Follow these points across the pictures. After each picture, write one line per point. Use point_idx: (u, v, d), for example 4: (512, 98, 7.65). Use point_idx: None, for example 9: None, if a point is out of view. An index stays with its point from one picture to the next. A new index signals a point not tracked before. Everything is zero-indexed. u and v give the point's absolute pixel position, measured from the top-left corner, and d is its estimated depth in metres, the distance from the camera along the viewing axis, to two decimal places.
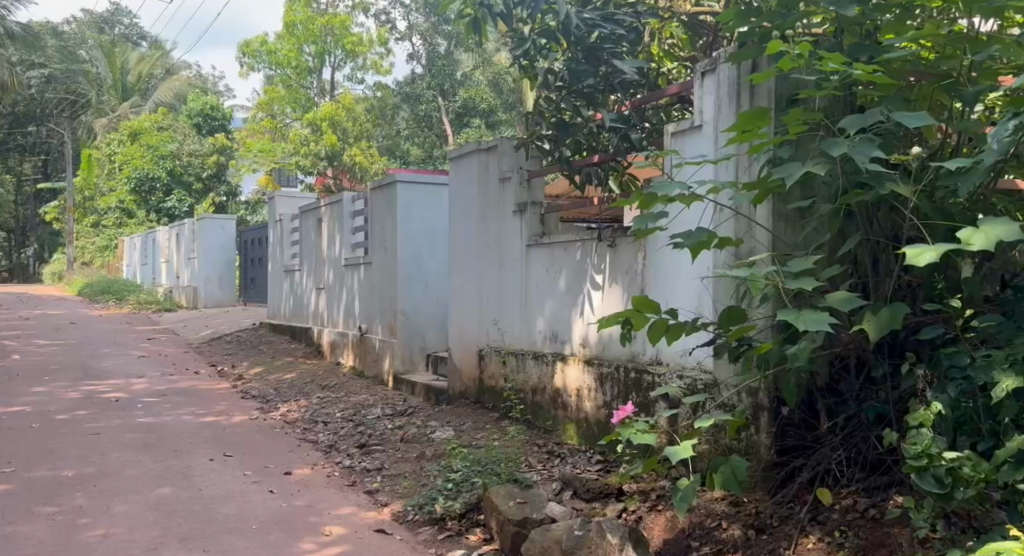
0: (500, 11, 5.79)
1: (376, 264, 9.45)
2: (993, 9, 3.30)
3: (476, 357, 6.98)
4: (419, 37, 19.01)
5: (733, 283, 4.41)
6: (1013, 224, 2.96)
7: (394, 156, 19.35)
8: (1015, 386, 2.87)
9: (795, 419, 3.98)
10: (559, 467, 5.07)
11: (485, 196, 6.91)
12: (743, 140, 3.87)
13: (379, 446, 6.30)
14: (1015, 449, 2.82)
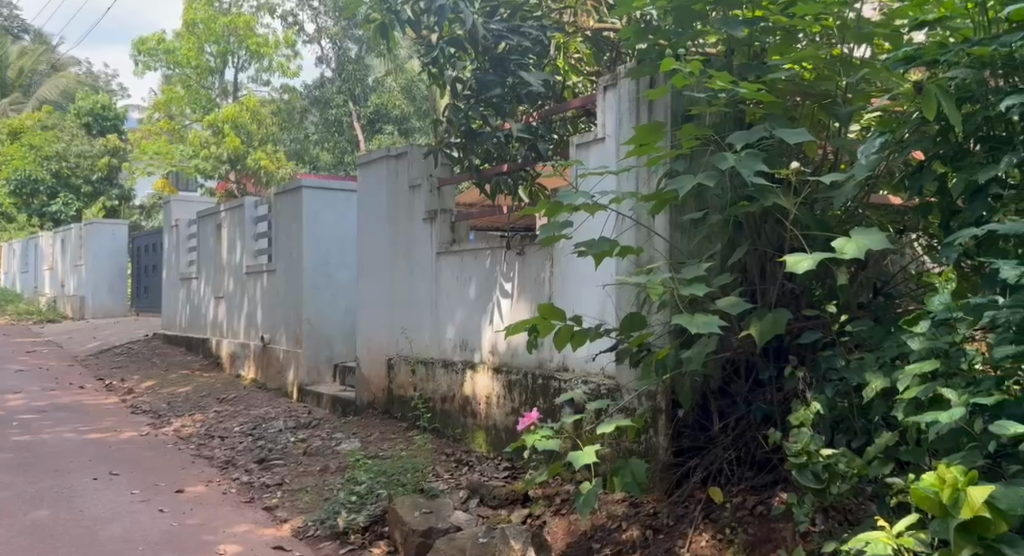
0: (409, 18, 5.83)
1: (280, 272, 9.31)
2: (861, 36, 3.61)
3: (385, 367, 6.97)
4: (328, 42, 17.97)
5: (635, 290, 4.55)
6: (881, 234, 3.19)
7: (302, 161, 18.76)
8: (883, 385, 3.10)
9: (691, 420, 4.17)
10: (467, 475, 5.13)
11: (395, 202, 6.92)
12: (641, 153, 4.03)
13: (280, 461, 6.23)
14: (884, 444, 3.07)
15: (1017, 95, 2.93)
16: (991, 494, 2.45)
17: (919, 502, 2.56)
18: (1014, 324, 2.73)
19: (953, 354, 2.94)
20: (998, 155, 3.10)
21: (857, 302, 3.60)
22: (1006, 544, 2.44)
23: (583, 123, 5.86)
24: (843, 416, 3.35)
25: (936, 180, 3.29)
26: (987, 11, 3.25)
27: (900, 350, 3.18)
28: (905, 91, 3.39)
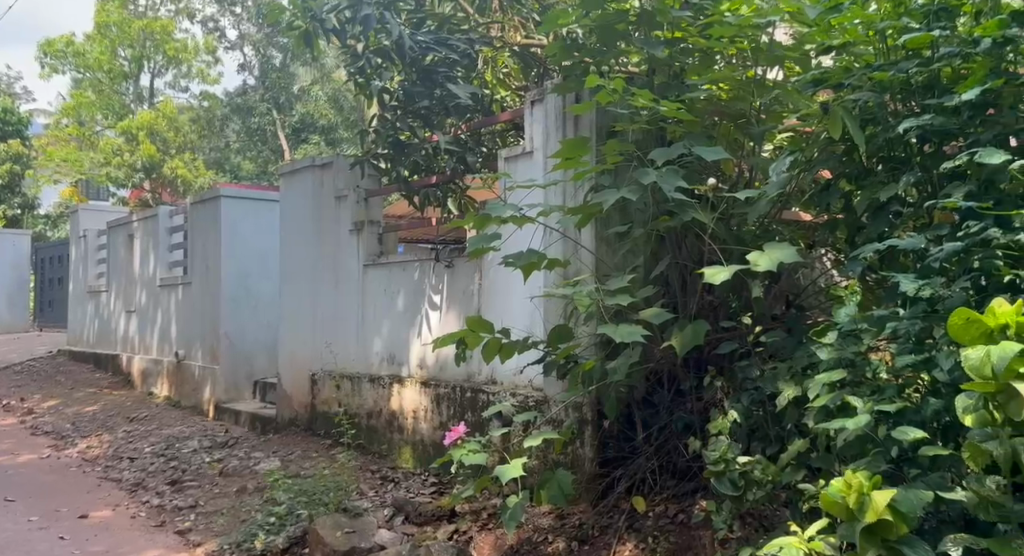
0: (334, 27, 5.68)
1: (198, 285, 9.11)
2: (773, 59, 3.78)
3: (309, 383, 6.89)
4: (251, 48, 17.99)
5: (562, 303, 4.60)
6: (792, 247, 3.36)
7: (224, 170, 19.05)
8: (795, 394, 3.22)
9: (615, 431, 4.26)
10: (392, 493, 5.09)
11: (319, 212, 6.87)
12: (567, 167, 4.09)
13: (194, 482, 6.08)
14: (796, 451, 3.20)
15: (914, 119, 3.09)
16: (893, 498, 2.58)
17: (829, 508, 2.68)
18: (913, 335, 2.90)
19: (858, 363, 3.09)
20: (897, 173, 3.34)
21: (771, 313, 3.77)
22: (906, 545, 2.58)
23: (511, 137, 5.91)
24: (758, 424, 3.49)
25: (842, 198, 3.51)
26: (886, 39, 3.43)
27: (811, 359, 3.32)
28: (811, 112, 3.62)
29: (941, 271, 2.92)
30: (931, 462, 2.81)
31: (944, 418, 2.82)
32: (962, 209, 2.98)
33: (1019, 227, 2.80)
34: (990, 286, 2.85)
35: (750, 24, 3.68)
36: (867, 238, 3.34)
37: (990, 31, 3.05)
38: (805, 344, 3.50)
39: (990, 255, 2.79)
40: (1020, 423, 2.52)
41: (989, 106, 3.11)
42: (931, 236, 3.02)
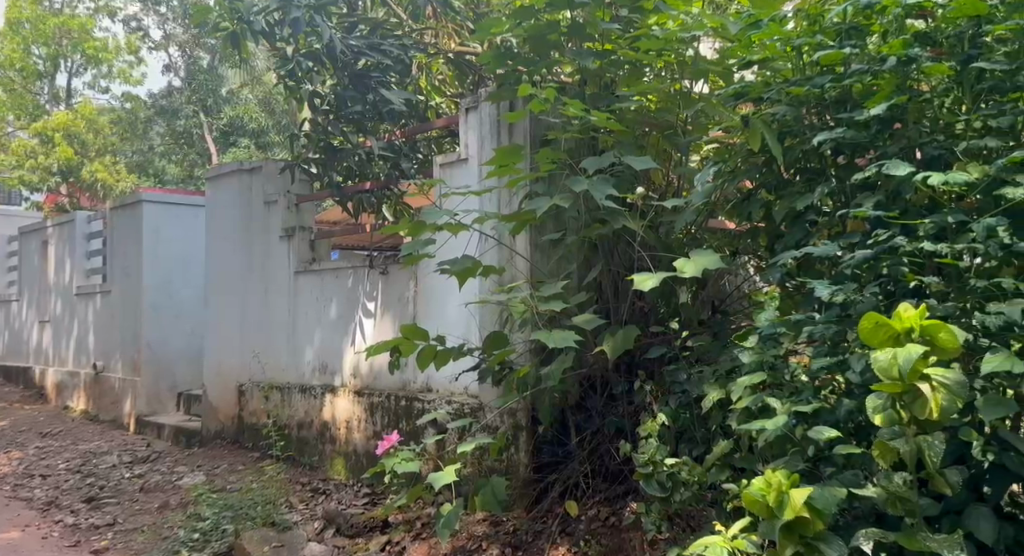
0: (262, 29, 5.66)
1: (118, 293, 8.91)
2: (698, 72, 3.96)
3: (236, 394, 6.80)
4: (176, 49, 16.76)
5: (498, 309, 4.62)
6: (718, 256, 3.45)
7: (146, 174, 17.65)
8: (719, 397, 3.32)
9: (549, 436, 4.35)
10: (323, 505, 5.03)
11: (246, 219, 6.81)
12: (500, 173, 4.13)
13: (112, 499, 5.94)
14: (721, 453, 3.28)
15: (829, 132, 3.25)
16: (810, 496, 2.68)
17: (748, 505, 2.79)
18: (829, 338, 3.08)
19: (778, 366, 3.22)
20: (813, 184, 3.48)
21: (698, 318, 3.88)
22: (823, 541, 2.70)
23: (446, 143, 5.91)
24: (686, 427, 3.63)
25: (762, 207, 3.65)
26: (802, 56, 3.55)
27: (734, 363, 3.45)
28: (733, 123, 3.74)
29: (853, 277, 3.11)
30: (846, 460, 2.94)
31: (858, 418, 2.95)
32: (872, 219, 3.17)
33: (923, 235, 2.99)
34: (897, 291, 3.05)
35: (674, 38, 3.83)
36: (787, 245, 3.49)
37: (894, 50, 3.21)
38: (729, 348, 3.66)
39: (898, 263, 2.99)
40: (924, 422, 2.67)
41: (897, 120, 3.28)
42: (844, 244, 3.17)
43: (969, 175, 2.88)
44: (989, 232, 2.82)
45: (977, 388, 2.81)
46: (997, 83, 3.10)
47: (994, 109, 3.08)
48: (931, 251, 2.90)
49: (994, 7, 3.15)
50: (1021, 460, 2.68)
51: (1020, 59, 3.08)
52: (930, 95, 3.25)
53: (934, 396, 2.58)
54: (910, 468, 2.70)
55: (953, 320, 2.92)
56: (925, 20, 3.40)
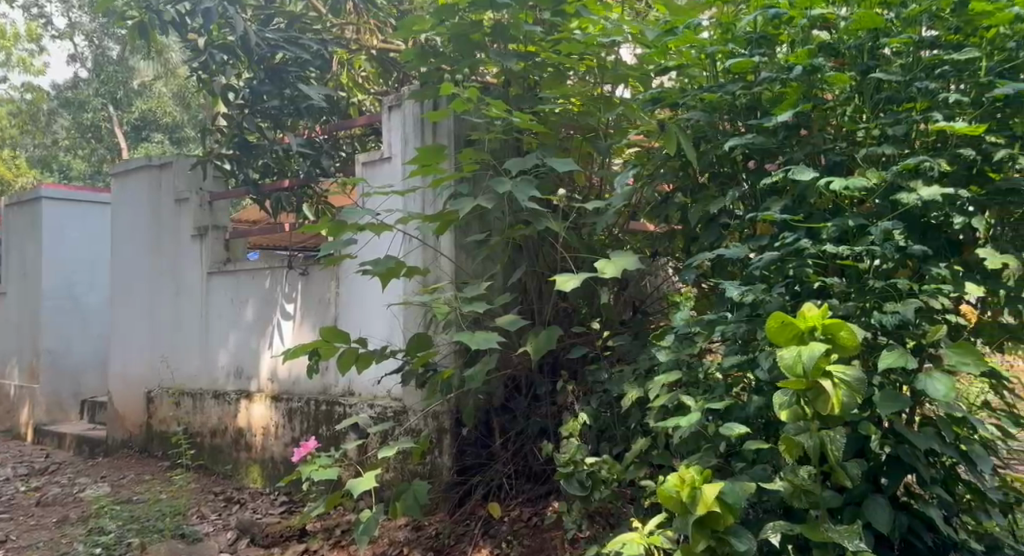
0: (171, 19, 5.41)
1: (15, 296, 8.53)
2: (617, 77, 4.01)
3: (144, 401, 6.57)
4: (83, 39, 15.79)
5: (421, 311, 4.55)
6: (636, 257, 3.67)
7: (49, 169, 17.34)
8: (637, 395, 3.46)
9: (472, 438, 4.35)
10: (237, 514, 4.90)
11: (153, 217, 6.60)
12: (423, 173, 4.08)
13: (6, 515, 5.55)
14: (638, 451, 3.49)
15: (739, 137, 3.46)
16: (721, 491, 2.80)
17: (663, 501, 2.85)
18: (739, 336, 3.26)
19: (693, 364, 3.44)
20: (725, 188, 3.69)
21: (619, 319, 4.04)
22: (733, 535, 2.81)
23: (369, 143, 5.74)
24: (607, 425, 3.77)
25: (679, 210, 3.82)
26: (716, 64, 3.74)
27: (652, 362, 3.61)
28: (649, 128, 3.93)
29: (762, 278, 3.29)
30: (755, 455, 3.12)
31: (766, 415, 3.17)
32: (779, 222, 3.39)
33: (826, 238, 3.21)
34: (802, 291, 3.26)
35: (594, 42, 3.90)
36: (702, 247, 3.68)
37: (801, 59, 3.39)
38: (647, 347, 3.80)
39: (803, 264, 3.19)
40: (827, 417, 2.84)
41: (802, 127, 3.53)
42: (753, 246, 3.38)
43: (867, 180, 3.13)
44: (886, 235, 3.07)
45: (875, 383, 3.08)
46: (893, 94, 3.34)
47: (891, 118, 3.31)
48: (834, 253, 3.12)
49: (890, 22, 3.42)
50: (913, 452, 3.03)
51: (913, 71, 3.32)
52: (834, 104, 3.47)
53: (836, 392, 2.75)
54: (814, 462, 2.85)
55: (853, 318, 3.15)
56: (830, 31, 3.59)
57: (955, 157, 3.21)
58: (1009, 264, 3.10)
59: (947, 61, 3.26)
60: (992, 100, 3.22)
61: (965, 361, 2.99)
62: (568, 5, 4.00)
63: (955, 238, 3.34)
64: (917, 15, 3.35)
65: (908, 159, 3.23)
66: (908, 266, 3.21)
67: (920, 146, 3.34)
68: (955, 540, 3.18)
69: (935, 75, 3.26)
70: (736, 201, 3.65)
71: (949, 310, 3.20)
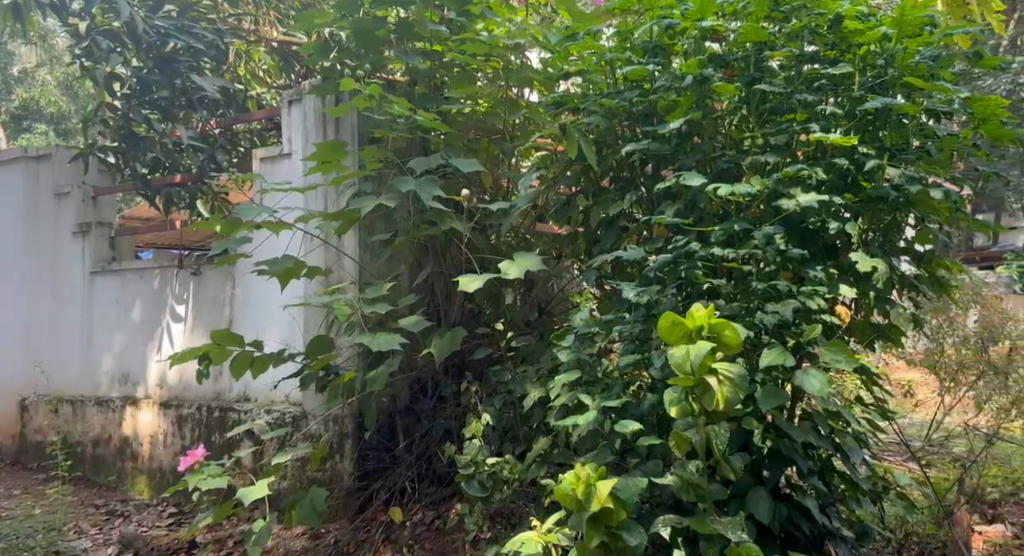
0: (50, 1, 5.20)
1: None
2: (522, 79, 4.00)
3: (20, 409, 6.21)
4: None
5: (322, 312, 4.43)
6: (539, 258, 3.70)
7: None
8: (538, 396, 3.60)
9: (374, 442, 4.31)
10: (120, 528, 4.65)
11: (31, 213, 6.22)
12: (322, 170, 3.96)
13: None
14: (539, 450, 3.62)
15: (636, 142, 3.62)
16: (614, 487, 3.02)
17: (560, 499, 3.06)
18: (637, 336, 3.49)
19: (591, 362, 3.59)
20: (624, 192, 3.77)
21: (523, 318, 4.08)
22: (625, 530, 3.02)
23: (270, 138, 5.62)
24: (509, 425, 3.85)
25: (581, 211, 3.89)
26: (614, 71, 3.79)
27: (554, 362, 3.73)
28: (551, 131, 3.94)
29: (657, 280, 3.48)
30: (648, 451, 3.38)
31: (659, 411, 3.37)
32: (672, 225, 3.58)
33: (715, 242, 3.41)
34: (693, 292, 3.47)
35: (499, 43, 3.90)
36: (601, 249, 3.79)
37: (691, 69, 3.52)
38: (549, 347, 3.85)
39: (693, 265, 3.39)
40: (713, 413, 3.10)
41: (694, 134, 3.67)
42: (650, 249, 3.56)
43: (753, 188, 3.29)
44: (767, 240, 3.29)
45: (757, 379, 3.32)
46: (777, 105, 3.53)
47: (773, 128, 3.50)
48: (721, 257, 3.36)
49: (774, 35, 3.58)
50: (792, 445, 3.31)
51: (794, 84, 3.52)
52: (722, 113, 3.62)
53: (720, 388, 3.02)
54: (701, 457, 3.10)
55: (739, 318, 3.36)
56: (721, 45, 3.72)
57: (830, 166, 3.43)
58: (878, 268, 3.30)
59: (824, 75, 3.50)
60: (864, 113, 3.45)
61: (838, 359, 3.22)
62: (473, 5, 3.96)
63: (833, 243, 3.54)
64: (799, 31, 3.54)
65: (790, 168, 3.43)
66: (790, 269, 3.42)
67: (802, 156, 3.52)
68: (831, 529, 3.47)
69: (815, 88, 3.49)
70: (634, 205, 3.75)
71: (826, 311, 3.40)
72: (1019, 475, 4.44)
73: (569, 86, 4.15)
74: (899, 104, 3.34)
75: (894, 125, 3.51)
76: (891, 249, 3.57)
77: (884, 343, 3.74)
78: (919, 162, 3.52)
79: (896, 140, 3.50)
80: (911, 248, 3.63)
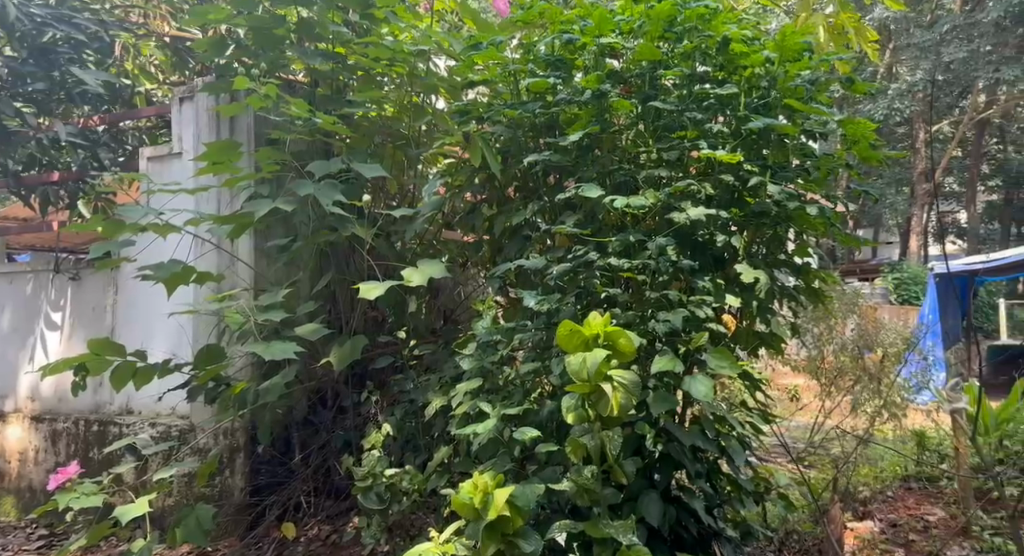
0: None
1: None
2: (427, 86, 3.96)
3: None
4: None
5: (213, 320, 4.23)
6: (443, 265, 3.68)
7: None
8: (440, 404, 3.57)
9: (268, 456, 4.21)
10: None
11: None
12: (214, 171, 3.81)
13: None
14: (440, 460, 3.60)
15: (538, 153, 3.66)
16: (511, 495, 3.02)
17: (457, 509, 3.05)
18: (540, 343, 3.55)
19: (494, 370, 3.60)
20: (528, 202, 3.84)
21: (427, 328, 4.07)
22: (521, 537, 3.04)
23: (161, 137, 5.27)
24: (410, 435, 3.81)
25: (485, 221, 3.95)
26: (517, 84, 3.82)
27: (457, 371, 3.73)
28: (455, 139, 3.97)
29: (558, 288, 3.55)
30: (547, 458, 3.39)
31: (558, 418, 3.42)
32: (574, 235, 3.65)
33: (612, 252, 3.51)
34: (591, 301, 3.55)
35: (403, 49, 3.84)
36: (505, 257, 3.82)
37: (591, 84, 3.62)
38: (452, 356, 3.86)
39: (591, 275, 3.48)
40: (607, 419, 3.16)
41: (595, 147, 3.76)
42: (551, 257, 3.62)
43: (647, 201, 3.39)
44: (661, 251, 3.40)
45: (650, 385, 3.40)
46: (669, 122, 3.65)
47: (666, 144, 3.62)
48: (617, 266, 3.42)
49: (668, 54, 3.69)
50: (682, 448, 3.42)
51: (686, 102, 3.64)
52: (621, 128, 3.71)
53: (615, 395, 3.06)
54: (597, 463, 3.16)
55: (634, 325, 3.46)
56: (619, 61, 3.81)
57: (717, 182, 3.60)
58: (760, 279, 3.46)
59: (712, 94, 3.62)
60: (748, 132, 3.60)
61: (723, 365, 3.31)
62: (377, 9, 3.89)
63: (722, 256, 3.67)
64: (690, 51, 3.67)
65: (680, 183, 3.56)
66: (681, 279, 3.55)
67: (693, 170, 3.67)
68: (717, 529, 3.59)
69: (703, 107, 3.61)
70: (537, 214, 3.81)
71: (712, 319, 3.54)
72: (887, 474, 4.74)
73: (475, 94, 4.15)
74: (779, 124, 3.51)
75: (777, 145, 3.64)
76: (774, 261, 3.70)
77: (768, 350, 3.94)
78: (799, 180, 3.69)
79: (778, 158, 3.64)
80: (790, 260, 3.72)
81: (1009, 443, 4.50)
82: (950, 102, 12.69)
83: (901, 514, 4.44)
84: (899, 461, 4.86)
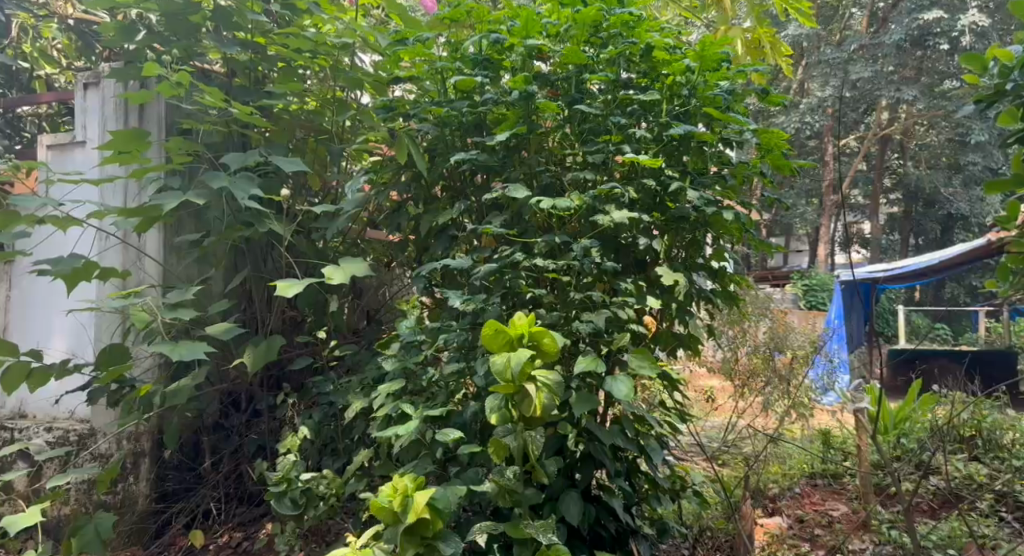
0: None
1: None
2: (351, 80, 3.91)
3: None
4: None
5: (117, 319, 4.01)
6: (365, 263, 3.60)
7: None
8: (360, 406, 3.49)
9: (175, 462, 4.02)
10: None
11: None
12: (120, 161, 3.62)
13: None
14: (359, 464, 3.51)
15: (464, 153, 3.62)
16: (432, 497, 2.97)
17: (376, 512, 2.97)
18: (465, 344, 3.49)
19: (416, 371, 3.54)
20: (454, 201, 3.80)
21: (347, 329, 3.98)
22: (441, 540, 2.97)
23: (61, 124, 5.03)
24: (327, 439, 3.72)
25: (409, 220, 3.91)
26: (444, 81, 3.77)
27: (378, 372, 3.66)
28: (380, 136, 3.91)
29: (483, 288, 3.50)
30: (470, 459, 3.34)
31: (482, 419, 3.39)
32: (499, 235, 3.64)
33: (537, 252, 3.52)
34: (517, 302, 3.52)
35: (325, 41, 3.80)
36: (431, 257, 3.78)
37: (518, 84, 3.57)
38: (374, 357, 3.80)
39: (517, 276, 3.47)
40: (531, 419, 3.15)
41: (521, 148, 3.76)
42: (478, 257, 3.60)
43: (572, 202, 3.40)
44: (586, 253, 3.40)
45: (573, 386, 3.39)
46: (595, 126, 3.68)
47: (592, 147, 3.65)
48: (543, 267, 3.43)
49: (595, 58, 3.68)
50: (603, 448, 3.45)
51: (610, 107, 3.67)
52: (547, 130, 3.72)
53: (538, 395, 3.06)
54: (520, 464, 3.14)
55: (559, 326, 3.46)
56: (546, 63, 3.83)
57: (641, 187, 3.62)
58: (680, 281, 3.54)
59: (636, 100, 3.66)
60: (670, 138, 3.65)
61: (643, 366, 3.36)
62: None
63: (643, 259, 3.75)
64: (614, 57, 3.68)
65: (605, 186, 3.58)
66: (604, 281, 3.58)
67: (618, 174, 3.70)
68: (634, 528, 3.63)
69: (627, 112, 3.66)
70: (464, 214, 3.78)
71: (635, 321, 3.59)
72: (795, 471, 4.93)
73: (400, 91, 4.12)
74: (699, 131, 3.56)
75: (695, 151, 3.72)
76: (693, 265, 3.78)
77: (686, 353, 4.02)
78: (715, 187, 3.75)
79: (697, 165, 3.73)
80: (708, 265, 3.81)
81: (904, 441, 4.74)
82: (858, 116, 13.39)
83: (808, 510, 4.62)
84: (806, 460, 5.04)
